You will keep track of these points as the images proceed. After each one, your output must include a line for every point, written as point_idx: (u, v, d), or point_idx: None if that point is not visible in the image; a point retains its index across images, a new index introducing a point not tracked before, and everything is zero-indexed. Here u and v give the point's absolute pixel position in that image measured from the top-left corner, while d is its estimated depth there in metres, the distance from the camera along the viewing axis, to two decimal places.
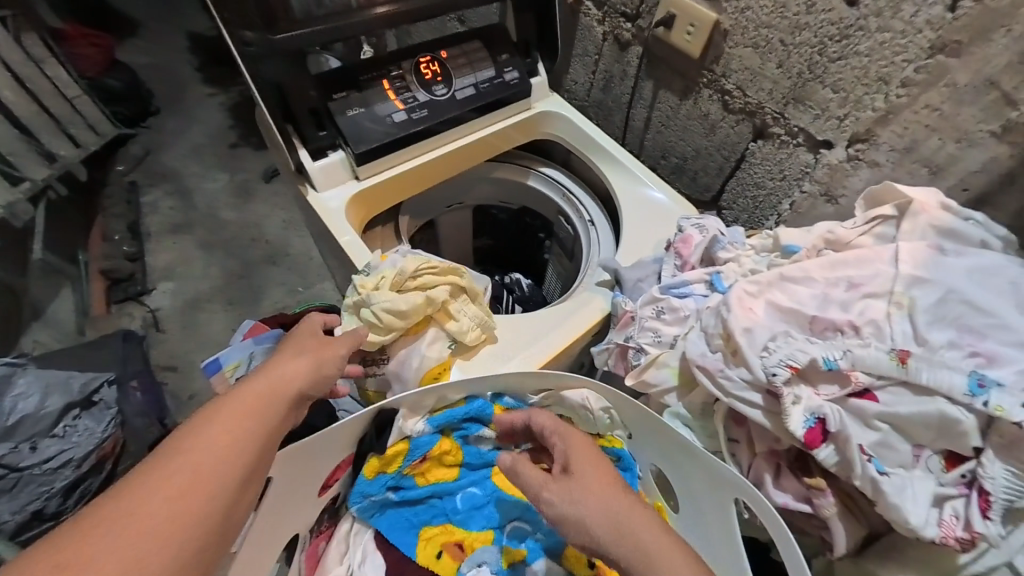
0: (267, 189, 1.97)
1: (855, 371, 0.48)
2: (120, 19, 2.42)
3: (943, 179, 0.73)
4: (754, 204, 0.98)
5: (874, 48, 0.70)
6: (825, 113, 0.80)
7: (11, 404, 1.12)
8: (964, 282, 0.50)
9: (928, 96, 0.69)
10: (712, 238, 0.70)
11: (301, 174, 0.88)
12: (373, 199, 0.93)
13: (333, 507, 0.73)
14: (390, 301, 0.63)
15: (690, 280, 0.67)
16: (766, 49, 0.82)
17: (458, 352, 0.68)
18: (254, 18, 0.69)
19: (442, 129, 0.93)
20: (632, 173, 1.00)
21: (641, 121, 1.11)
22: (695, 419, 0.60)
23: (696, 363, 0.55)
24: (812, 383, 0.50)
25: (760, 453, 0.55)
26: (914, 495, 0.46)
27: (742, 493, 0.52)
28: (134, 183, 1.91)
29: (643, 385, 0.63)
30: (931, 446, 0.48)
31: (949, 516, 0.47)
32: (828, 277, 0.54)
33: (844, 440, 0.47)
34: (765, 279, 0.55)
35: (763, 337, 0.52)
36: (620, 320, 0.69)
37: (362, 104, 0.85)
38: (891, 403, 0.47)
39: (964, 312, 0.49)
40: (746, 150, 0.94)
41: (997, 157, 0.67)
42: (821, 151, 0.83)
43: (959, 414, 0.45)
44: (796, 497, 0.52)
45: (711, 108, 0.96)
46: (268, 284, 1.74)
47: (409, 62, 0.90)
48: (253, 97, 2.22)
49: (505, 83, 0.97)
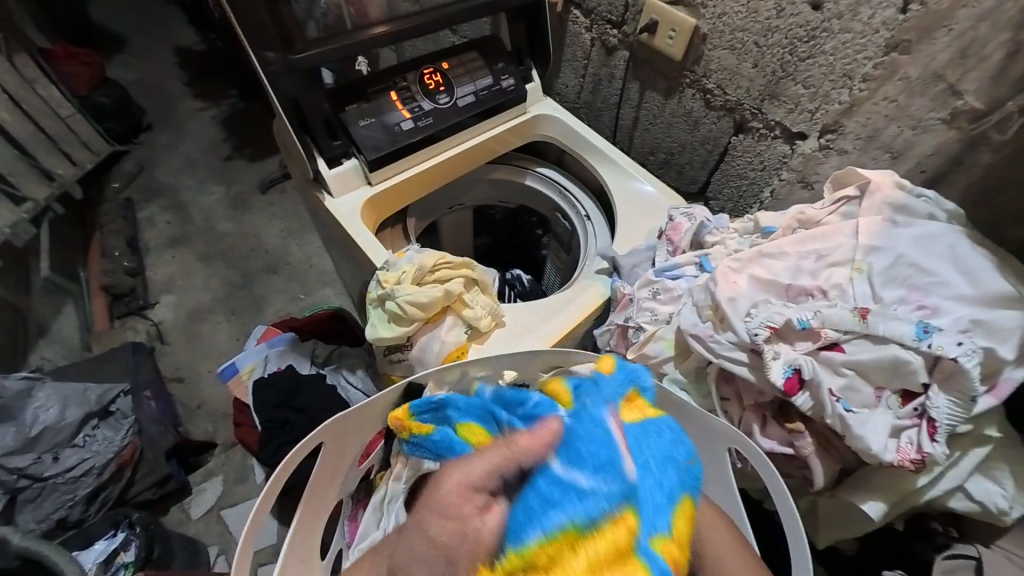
0: (263, 200, 2.02)
1: (824, 328, 0.55)
2: (107, 38, 2.45)
3: (902, 163, 0.81)
4: (737, 193, 1.06)
5: (838, 47, 0.78)
6: (798, 107, 0.87)
7: (32, 416, 1.13)
8: (912, 248, 0.58)
9: (886, 90, 0.77)
10: (698, 224, 0.77)
11: (317, 182, 0.94)
12: (384, 203, 0.99)
13: (367, 480, 0.80)
14: (412, 294, 0.69)
15: (680, 262, 0.73)
16: (742, 50, 0.90)
17: (473, 337, 0.75)
18: (274, 37, 0.76)
19: (445, 134, 1.00)
20: (622, 167, 1.07)
21: (629, 120, 1.18)
22: (690, 383, 0.67)
23: (690, 333, 0.62)
24: (789, 341, 0.57)
25: (748, 407, 0.62)
26: (875, 428, 0.53)
27: (735, 443, 0.59)
28: (130, 200, 1.94)
29: (643, 357, 0.70)
30: (890, 387, 0.55)
31: (905, 443, 0.54)
32: (800, 251, 0.62)
33: (817, 386, 0.54)
34: (746, 255, 0.63)
35: (745, 304, 0.59)
36: (619, 302, 0.76)
37: (373, 114, 0.92)
38: (854, 352, 0.55)
39: (913, 272, 0.57)
40: (728, 143, 1.02)
41: (947, 141, 0.75)
42: (796, 142, 0.91)
43: (909, 355, 0.52)
44: (780, 442, 0.59)
45: (694, 106, 1.03)
46: (270, 293, 1.78)
47: (413, 74, 0.97)
48: (244, 110, 2.27)
49: (502, 89, 1.04)
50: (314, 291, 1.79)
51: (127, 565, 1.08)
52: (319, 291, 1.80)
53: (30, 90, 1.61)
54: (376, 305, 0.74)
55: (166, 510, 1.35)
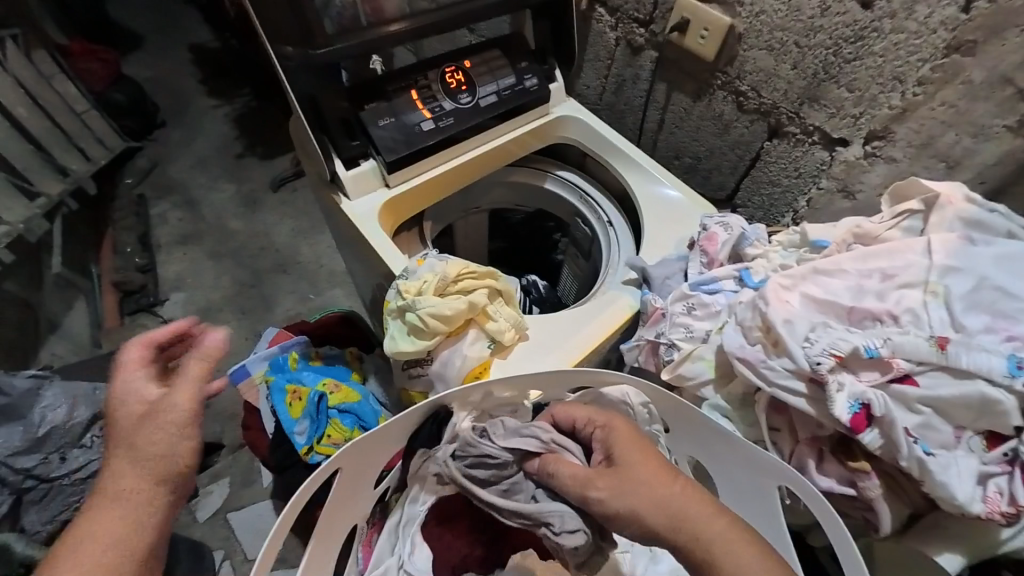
0: (275, 199, 1.99)
1: (895, 358, 0.50)
2: (122, 34, 2.44)
3: (959, 173, 0.76)
4: (769, 201, 1.00)
5: (889, 48, 0.73)
6: (841, 111, 0.82)
7: (39, 416, 1.09)
8: (993, 270, 0.52)
9: (944, 94, 0.72)
10: (738, 235, 0.72)
11: (333, 184, 0.91)
12: (402, 206, 0.96)
13: (382, 500, 0.72)
14: (435, 307, 0.65)
15: (718, 276, 0.69)
16: (781, 51, 0.85)
17: (496, 352, 0.70)
18: (296, 34, 0.73)
19: (466, 136, 0.96)
20: (649, 173, 1.02)
21: (654, 123, 1.13)
22: (734, 410, 0.61)
23: (736, 355, 0.56)
24: (853, 370, 0.52)
25: (802, 440, 0.56)
26: (960, 474, 0.48)
27: (788, 480, 0.52)
28: (143, 196, 1.92)
29: (679, 378, 0.65)
30: (972, 427, 0.50)
31: (994, 492, 0.49)
32: (862, 269, 0.56)
33: (889, 423, 0.49)
34: (799, 272, 0.58)
35: (803, 328, 0.54)
36: (650, 316, 0.71)
37: (392, 113, 0.88)
38: (931, 387, 0.49)
39: (996, 297, 0.51)
40: (761, 149, 0.97)
41: (1012, 151, 0.70)
42: (837, 148, 0.86)
43: (1000, 394, 0.47)
44: (840, 481, 0.53)
45: (725, 109, 0.98)
46: (280, 293, 1.76)
47: (434, 72, 0.93)
48: (258, 108, 2.25)
49: (525, 89, 1.00)
50: (324, 292, 1.77)
51: None
52: (329, 292, 1.77)
53: (48, 86, 1.62)
54: (396, 317, 0.69)
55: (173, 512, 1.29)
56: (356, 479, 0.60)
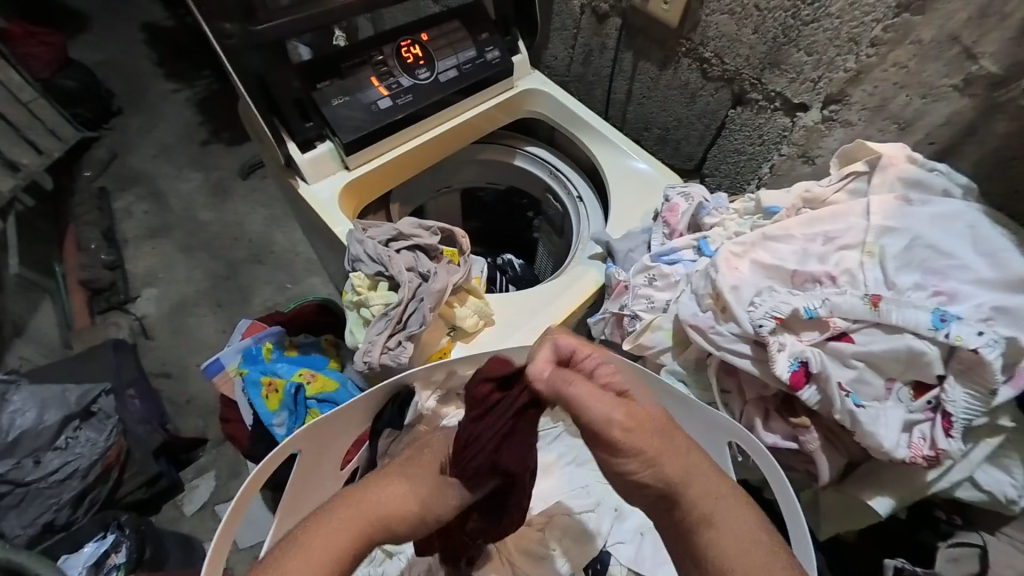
0: (244, 186, 1.93)
1: (833, 317, 0.52)
2: (67, 15, 2.28)
3: (912, 134, 0.77)
4: (735, 169, 1.01)
5: (845, 8, 0.72)
6: (800, 76, 0.82)
7: (8, 421, 1.07)
8: (928, 228, 0.54)
9: (896, 55, 0.72)
10: (697, 205, 0.73)
11: (291, 168, 0.88)
12: (364, 189, 0.93)
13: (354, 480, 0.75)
14: (386, 304, 0.66)
15: (679, 246, 0.70)
16: (742, 15, 0.83)
17: (458, 336, 0.71)
18: (234, 9, 0.69)
19: (428, 113, 0.93)
20: (615, 145, 1.01)
21: (622, 93, 1.12)
22: (689, 374, 0.64)
23: (689, 324, 0.58)
24: (795, 331, 0.54)
25: (750, 400, 0.58)
26: (886, 423, 0.51)
27: (733, 436, 0.55)
28: (104, 189, 1.85)
29: (640, 348, 0.67)
30: (901, 378, 0.52)
31: (918, 438, 0.52)
32: (807, 233, 0.58)
33: (825, 379, 0.51)
34: (748, 239, 0.59)
35: (749, 293, 0.55)
36: (614, 290, 0.72)
37: (347, 93, 0.85)
38: (865, 343, 0.52)
39: (928, 254, 0.54)
40: (726, 117, 0.97)
41: (960, 110, 0.71)
42: (798, 114, 0.86)
43: (925, 346, 0.50)
44: (784, 437, 0.56)
45: (690, 77, 0.97)
46: (256, 284, 1.73)
47: (390, 47, 0.89)
48: (220, 90, 2.14)
49: (487, 63, 0.97)
50: (301, 281, 1.74)
51: (119, 566, 1.05)
52: (307, 280, 1.74)
53: None
54: (354, 311, 0.70)
55: (158, 508, 1.30)
56: (316, 467, 0.61)
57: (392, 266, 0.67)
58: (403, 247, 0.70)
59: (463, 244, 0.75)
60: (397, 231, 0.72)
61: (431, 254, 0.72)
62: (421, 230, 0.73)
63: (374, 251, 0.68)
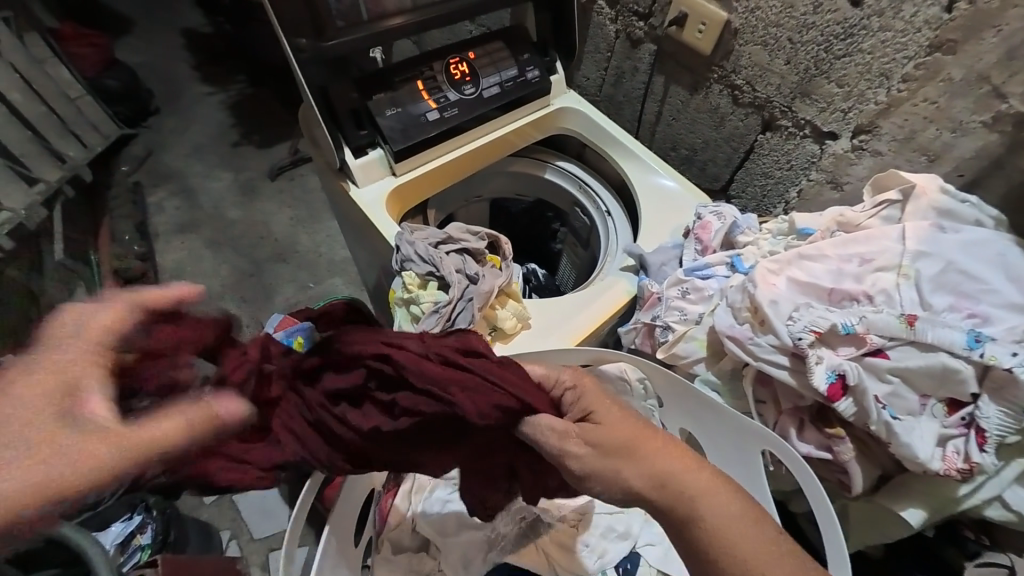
0: (271, 188, 2.00)
1: (869, 333, 0.55)
2: (113, 19, 2.41)
3: (940, 166, 0.80)
4: (763, 191, 1.04)
5: (877, 46, 0.77)
6: (830, 106, 0.86)
7: None
8: (959, 254, 0.57)
9: (926, 91, 0.76)
10: (730, 223, 0.76)
11: (342, 172, 0.94)
12: (407, 194, 0.98)
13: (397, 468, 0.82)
14: (435, 302, 0.71)
15: (711, 262, 0.73)
16: (775, 47, 0.88)
17: (497, 337, 0.74)
18: (303, 26, 0.75)
19: (470, 125, 0.98)
20: (645, 163, 1.06)
21: (652, 114, 1.16)
22: (724, 383, 0.67)
23: (726, 334, 0.61)
24: (832, 346, 0.56)
25: (785, 411, 0.61)
26: (920, 436, 0.54)
27: (769, 445, 0.58)
28: (139, 184, 1.93)
29: (673, 357, 0.70)
30: (935, 394, 0.55)
31: (951, 451, 0.54)
32: (842, 254, 0.61)
33: (861, 392, 0.53)
34: (784, 257, 0.62)
35: (786, 307, 0.58)
36: (647, 300, 0.74)
37: (397, 104, 0.90)
38: (900, 359, 0.54)
39: (959, 279, 0.56)
40: (755, 141, 1.00)
41: (987, 145, 0.74)
42: (827, 142, 0.90)
43: (959, 363, 0.53)
44: (818, 446, 0.58)
45: (721, 102, 1.02)
46: (279, 281, 1.77)
47: (440, 63, 0.95)
48: (253, 95, 2.24)
49: (526, 81, 1.03)
50: (324, 280, 1.78)
51: (144, 547, 1.07)
52: (329, 280, 1.79)
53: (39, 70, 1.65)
54: (402, 307, 0.75)
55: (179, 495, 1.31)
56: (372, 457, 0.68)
57: (442, 267, 0.71)
58: (452, 250, 0.75)
59: (506, 250, 0.79)
60: (444, 235, 0.76)
61: (474, 257, 0.77)
62: (466, 235, 0.78)
63: (425, 252, 0.72)
